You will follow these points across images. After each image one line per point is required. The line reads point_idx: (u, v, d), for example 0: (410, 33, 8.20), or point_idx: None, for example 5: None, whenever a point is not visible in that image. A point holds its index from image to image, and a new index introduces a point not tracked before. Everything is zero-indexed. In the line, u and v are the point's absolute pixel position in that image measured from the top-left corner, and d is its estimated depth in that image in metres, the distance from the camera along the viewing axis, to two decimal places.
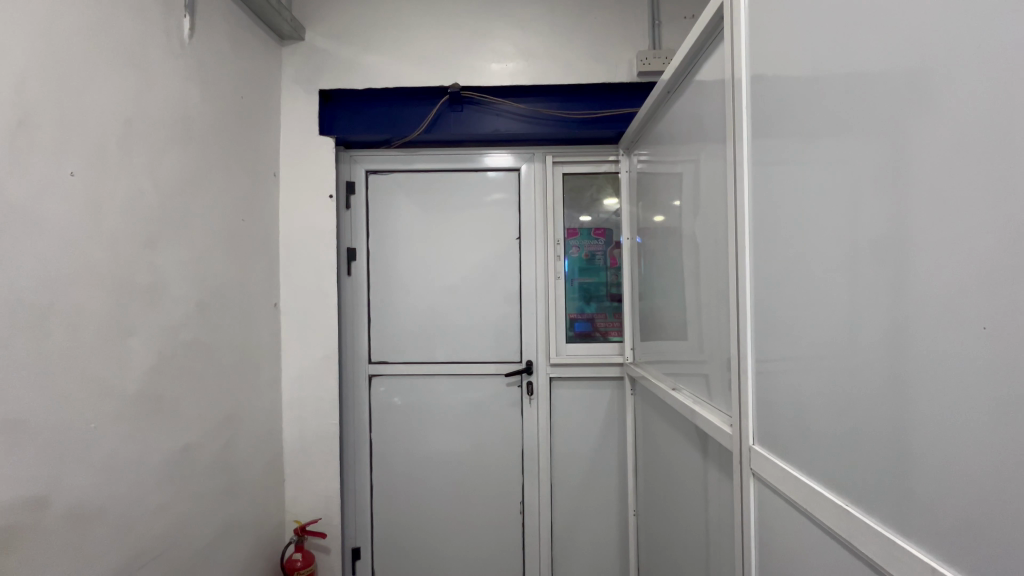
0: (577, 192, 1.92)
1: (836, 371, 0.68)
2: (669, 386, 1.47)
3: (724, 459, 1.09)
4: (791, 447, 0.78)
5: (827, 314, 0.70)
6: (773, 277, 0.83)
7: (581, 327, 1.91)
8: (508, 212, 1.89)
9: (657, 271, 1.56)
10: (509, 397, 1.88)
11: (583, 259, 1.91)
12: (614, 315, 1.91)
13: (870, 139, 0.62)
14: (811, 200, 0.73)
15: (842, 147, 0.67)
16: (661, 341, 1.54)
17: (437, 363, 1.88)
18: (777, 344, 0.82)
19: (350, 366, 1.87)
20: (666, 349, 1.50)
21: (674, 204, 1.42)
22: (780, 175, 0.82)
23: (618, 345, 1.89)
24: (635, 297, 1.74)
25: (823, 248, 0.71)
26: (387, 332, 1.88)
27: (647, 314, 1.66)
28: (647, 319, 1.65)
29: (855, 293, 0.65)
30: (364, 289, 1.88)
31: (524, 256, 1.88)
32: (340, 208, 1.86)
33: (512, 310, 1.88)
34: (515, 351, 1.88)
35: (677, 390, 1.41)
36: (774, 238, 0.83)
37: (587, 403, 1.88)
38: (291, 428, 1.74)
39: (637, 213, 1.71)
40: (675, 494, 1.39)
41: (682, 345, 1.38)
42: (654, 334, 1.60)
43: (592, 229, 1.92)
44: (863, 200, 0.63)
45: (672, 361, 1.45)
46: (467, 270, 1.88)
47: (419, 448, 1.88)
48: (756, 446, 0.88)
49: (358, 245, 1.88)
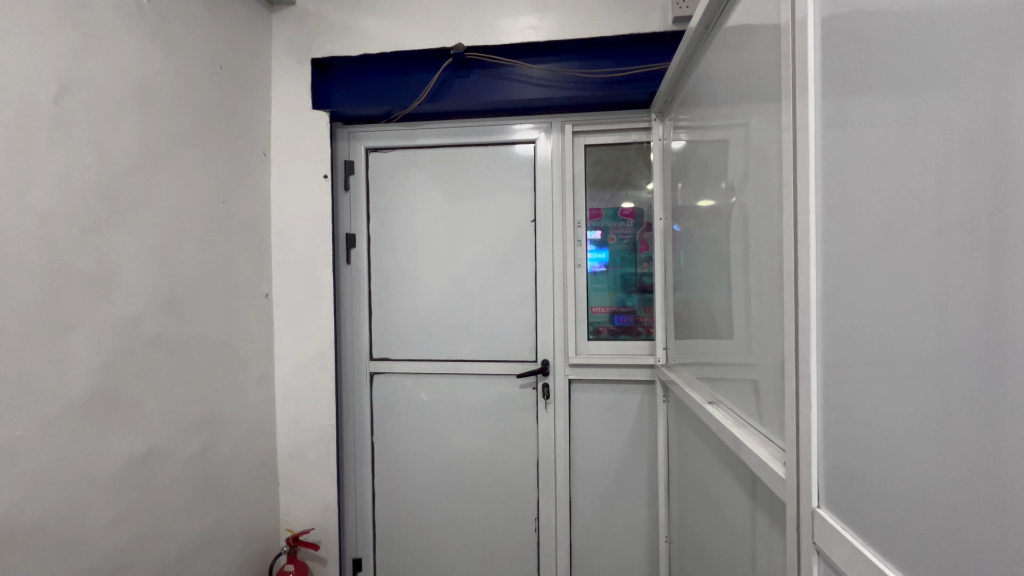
0: (603, 166, 1.67)
1: (930, 403, 0.43)
2: (708, 398, 1.22)
3: (776, 510, 0.86)
4: (867, 518, 0.52)
5: (921, 321, 0.44)
6: (839, 260, 0.56)
7: (621, 321, 1.66)
8: (523, 191, 1.66)
9: (698, 257, 1.29)
10: (524, 401, 1.66)
11: (609, 244, 1.66)
12: (646, 308, 1.65)
13: (1001, 23, 0.36)
14: (885, 141, 0.48)
15: (940, 49, 0.41)
16: (701, 340, 1.27)
17: (444, 361, 1.69)
18: (843, 359, 0.56)
19: (350, 362, 1.72)
20: (706, 351, 1.24)
21: (719, 171, 1.14)
22: (842, 108, 0.55)
23: (650, 344, 1.63)
24: (670, 287, 1.48)
25: (905, 213, 0.46)
26: (390, 326, 1.72)
27: (685, 309, 1.39)
28: (685, 314, 1.38)
29: (969, 287, 0.39)
30: (364, 279, 1.71)
31: (540, 242, 1.65)
32: (338, 189, 1.70)
33: (526, 303, 1.66)
34: (530, 349, 1.66)
35: (719, 403, 1.15)
36: (838, 203, 0.56)
37: (614, 410, 1.63)
38: (286, 429, 1.61)
39: (674, 192, 1.44)
40: (717, 531, 1.14)
41: (726, 348, 1.12)
42: (693, 334, 1.33)
43: (619, 210, 1.66)
44: (982, 129, 0.38)
45: (714, 366, 1.19)
46: (476, 258, 1.68)
47: (424, 454, 1.71)
48: (821, 510, 0.61)
49: (357, 231, 1.72)
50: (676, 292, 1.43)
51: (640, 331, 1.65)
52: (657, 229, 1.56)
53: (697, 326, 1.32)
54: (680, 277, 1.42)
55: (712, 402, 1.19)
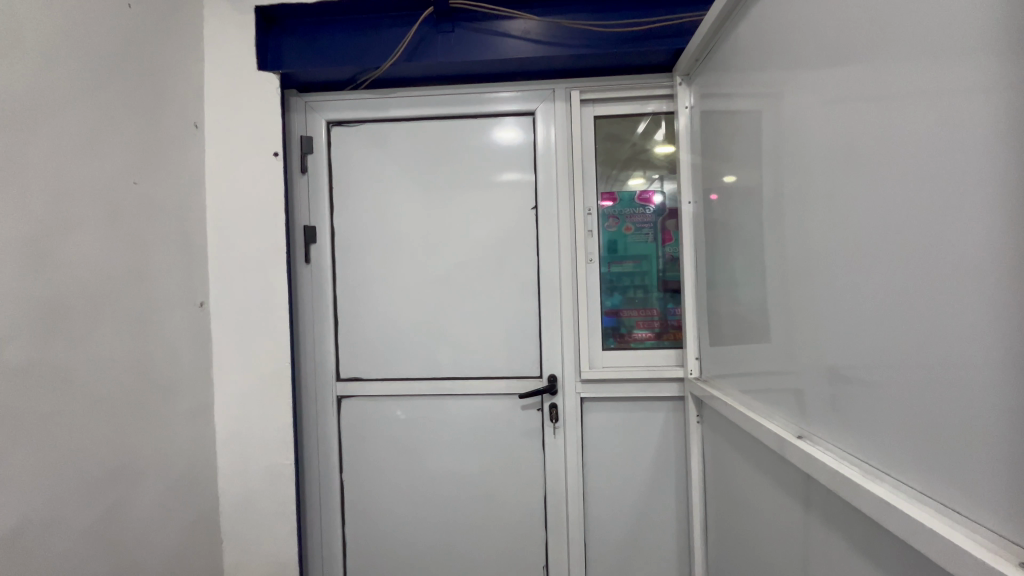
0: (616, 143, 1.41)
1: None
2: (794, 432, 0.91)
3: (841, 519, 0.79)
4: None
5: None
6: None
7: (608, 322, 1.41)
8: (522, 172, 1.38)
9: (752, 249, 1.04)
10: (527, 426, 1.38)
11: (626, 235, 1.41)
12: (672, 310, 1.40)
13: None
14: None
15: None
16: (759, 350, 1.02)
17: (429, 380, 1.40)
18: None
19: (312, 385, 1.40)
20: (769, 365, 0.99)
21: (785, 134, 0.89)
22: None
23: (675, 353, 1.38)
24: (709, 287, 1.23)
25: None
26: (361, 339, 1.41)
27: (732, 311, 1.14)
28: (734, 319, 1.13)
29: None
30: (329, 282, 1.40)
31: (543, 233, 1.37)
32: (292, 171, 1.38)
33: (527, 307, 1.38)
34: (533, 363, 1.38)
35: (822, 445, 0.82)
36: None
37: (635, 434, 1.37)
38: (229, 473, 1.28)
39: (710, 171, 1.19)
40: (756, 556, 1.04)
41: (802, 362, 0.87)
42: (746, 342, 1.09)
43: (637, 195, 1.40)
44: None
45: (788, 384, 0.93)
46: (466, 254, 1.39)
47: (405, 493, 1.41)
48: None
49: (319, 223, 1.39)
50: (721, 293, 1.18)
51: (666, 337, 1.40)
52: (685, 215, 1.31)
53: (750, 332, 1.08)
54: (721, 272, 1.17)
55: (802, 438, 0.88)
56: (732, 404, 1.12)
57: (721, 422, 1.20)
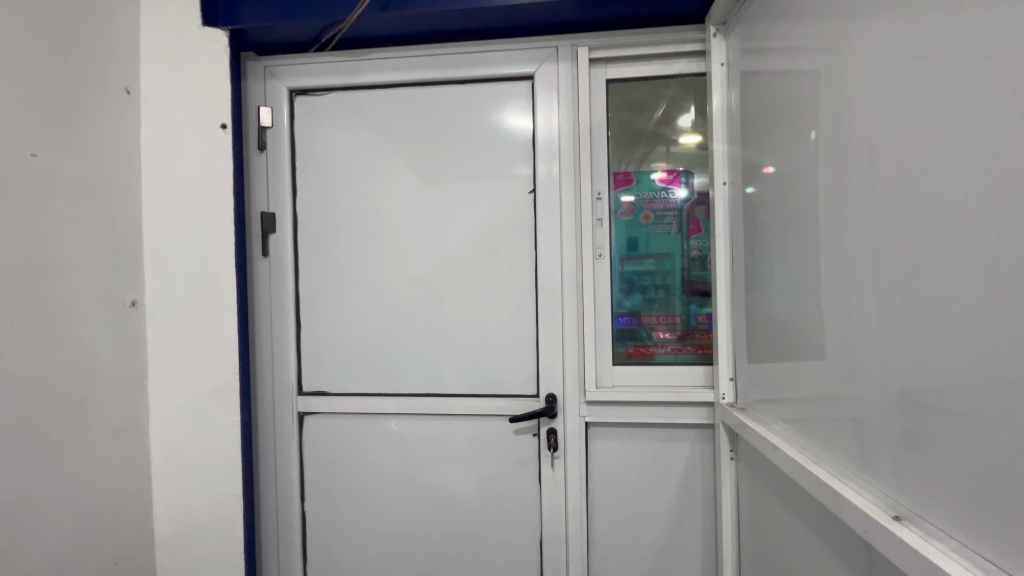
0: (634, 112, 1.16)
1: None
2: (885, 509, 0.65)
3: None
4: None
5: None
6: None
7: (625, 324, 1.17)
8: (518, 149, 1.15)
9: (818, 242, 0.78)
10: (519, 455, 1.15)
11: (645, 226, 1.16)
12: (702, 315, 1.14)
13: None
14: None
15: None
16: (827, 376, 0.77)
17: (405, 397, 1.18)
18: None
19: (269, 399, 1.19)
20: (841, 400, 0.74)
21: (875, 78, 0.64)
22: None
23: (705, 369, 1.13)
24: (752, 289, 0.98)
25: None
26: (327, 346, 1.20)
27: (785, 323, 0.88)
28: (788, 336, 0.87)
29: None
30: (290, 279, 1.19)
31: (542, 222, 1.13)
32: (248, 147, 1.17)
33: (522, 311, 1.15)
34: (528, 380, 1.14)
35: (956, 549, 0.55)
36: None
37: (651, 469, 1.12)
38: (166, 503, 1.09)
39: (760, 142, 0.94)
40: None
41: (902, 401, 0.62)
42: (805, 364, 0.83)
43: (658, 176, 1.15)
44: None
45: (871, 427, 0.68)
46: (450, 248, 1.17)
47: (376, 528, 1.20)
48: None
49: (279, 209, 1.19)
50: (769, 300, 0.93)
51: (694, 348, 1.15)
52: (719, 199, 1.06)
53: (808, 350, 0.82)
54: (770, 272, 0.92)
55: (901, 520, 0.62)
56: (785, 448, 0.85)
57: (767, 468, 0.94)
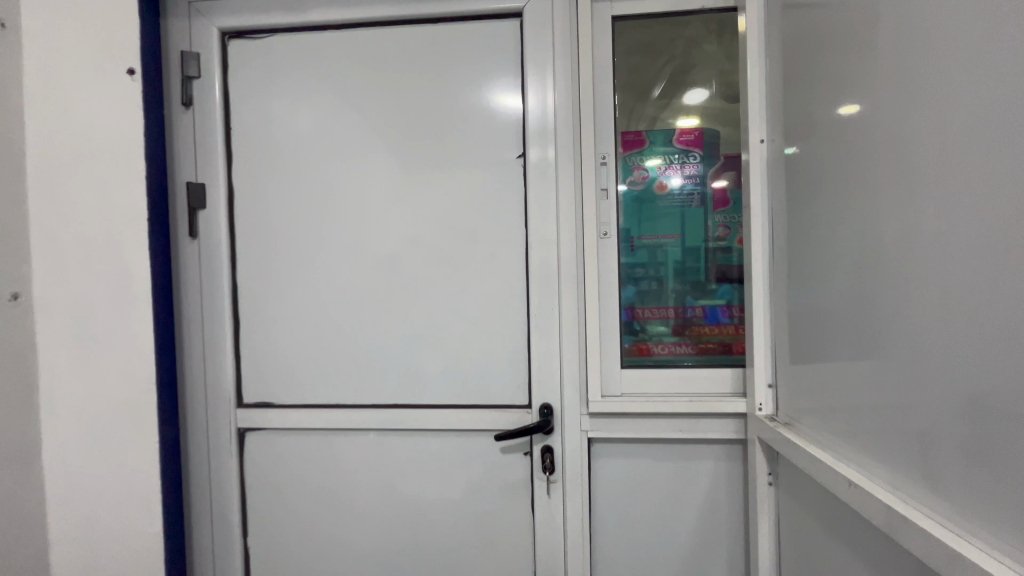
0: (646, 57, 0.95)
1: None
2: None
3: None
4: None
5: None
6: None
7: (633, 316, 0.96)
8: (504, 105, 0.94)
9: (895, 204, 0.58)
10: (508, 477, 0.94)
11: (659, 197, 0.95)
12: (700, 307, 0.95)
13: None
14: None
15: None
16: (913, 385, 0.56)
17: (369, 408, 0.97)
18: None
19: (201, 412, 0.98)
20: (942, 415, 0.52)
21: None
22: None
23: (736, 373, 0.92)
24: (800, 272, 0.78)
25: None
26: (274, 346, 0.98)
27: (847, 314, 0.67)
28: (849, 331, 0.67)
29: None
30: (223, 264, 0.97)
31: (533, 192, 0.92)
32: (171, 102, 0.95)
33: (510, 302, 0.94)
34: (519, 386, 0.94)
35: None
36: None
37: (668, 493, 0.92)
38: (69, 546, 0.87)
39: (810, 82, 0.74)
40: None
41: None
42: (878, 367, 0.62)
43: (678, 135, 0.94)
44: None
45: (988, 460, 0.47)
46: (422, 224, 0.96)
47: (336, 565, 0.99)
48: None
49: (209, 179, 0.97)
50: (825, 284, 0.72)
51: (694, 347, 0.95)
52: (755, 160, 0.85)
53: (885, 347, 0.60)
54: (825, 247, 0.71)
55: None
56: (863, 484, 0.62)
57: (824, 501, 0.73)
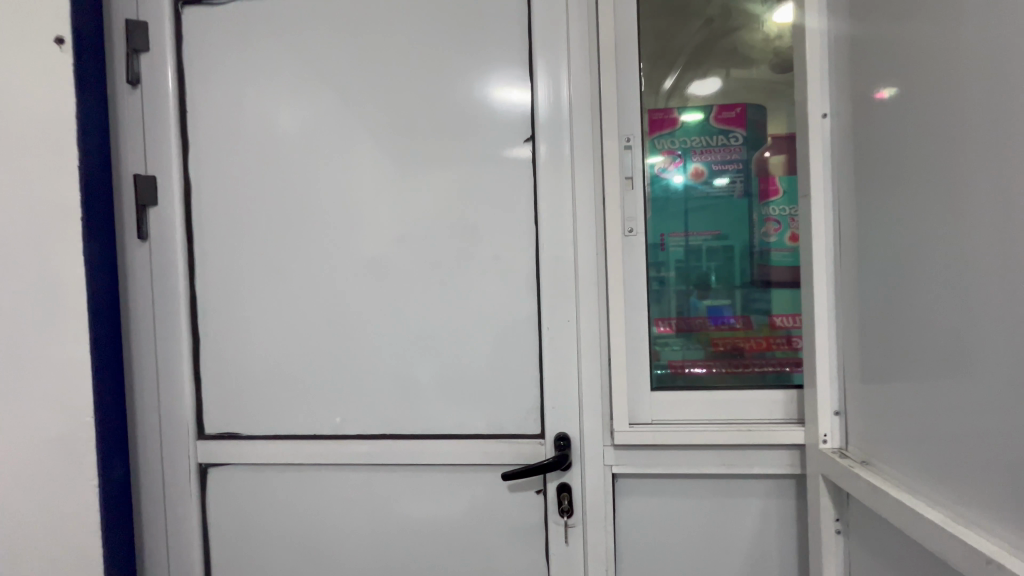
0: (677, 21, 0.81)
1: None
2: None
3: None
4: None
5: None
6: None
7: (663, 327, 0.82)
8: (509, 80, 0.79)
9: None
10: (519, 519, 0.80)
11: (696, 186, 0.81)
12: (703, 311, 0.81)
13: None
14: None
15: None
16: None
17: (354, 438, 0.82)
18: None
19: (155, 444, 0.83)
20: None
21: None
22: None
23: (788, 394, 0.78)
24: (879, 274, 0.62)
25: None
26: (242, 366, 0.84)
27: (956, 327, 0.52)
28: (938, 344, 0.54)
29: None
30: (178, 270, 0.82)
31: (544, 182, 0.78)
32: (116, 81, 0.82)
33: (518, 313, 0.80)
34: (531, 412, 0.80)
35: None
36: None
37: (709, 536, 0.78)
38: None
39: (893, 34, 0.59)
40: None
41: None
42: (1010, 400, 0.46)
43: (718, 112, 0.80)
44: None
45: None
46: (415, 221, 0.81)
47: None
48: None
49: (161, 170, 0.82)
50: (920, 288, 0.56)
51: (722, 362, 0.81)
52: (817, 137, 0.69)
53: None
54: (919, 242, 0.56)
55: None
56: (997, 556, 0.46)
57: (918, 561, 0.58)
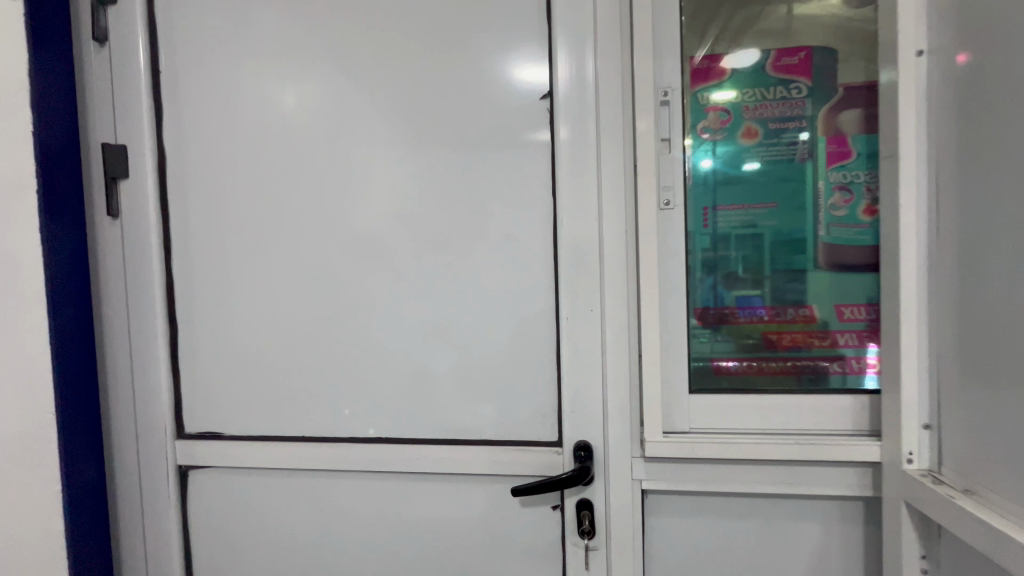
0: None
1: None
2: None
3: None
4: None
5: None
6: None
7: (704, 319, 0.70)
8: (523, 27, 0.68)
9: None
10: (535, 537, 0.70)
11: (750, 149, 0.68)
12: (733, 299, 0.69)
13: None
14: None
15: None
16: None
17: (348, 441, 0.73)
18: None
19: (132, 442, 0.76)
20: None
21: None
22: None
23: (857, 399, 0.65)
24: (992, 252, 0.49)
25: None
26: (226, 359, 0.75)
27: None
28: None
29: None
30: (153, 250, 0.74)
31: (563, 146, 0.66)
32: (82, 40, 0.73)
33: (532, 300, 0.69)
34: (547, 416, 0.69)
35: None
36: None
37: (759, 564, 0.67)
38: None
39: None
40: None
41: None
42: None
43: (775, 59, 0.67)
44: None
45: None
46: (415, 194, 0.71)
47: None
48: None
49: (132, 139, 0.74)
50: None
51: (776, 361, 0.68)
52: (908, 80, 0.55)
53: None
54: None
55: None
56: None
57: None
